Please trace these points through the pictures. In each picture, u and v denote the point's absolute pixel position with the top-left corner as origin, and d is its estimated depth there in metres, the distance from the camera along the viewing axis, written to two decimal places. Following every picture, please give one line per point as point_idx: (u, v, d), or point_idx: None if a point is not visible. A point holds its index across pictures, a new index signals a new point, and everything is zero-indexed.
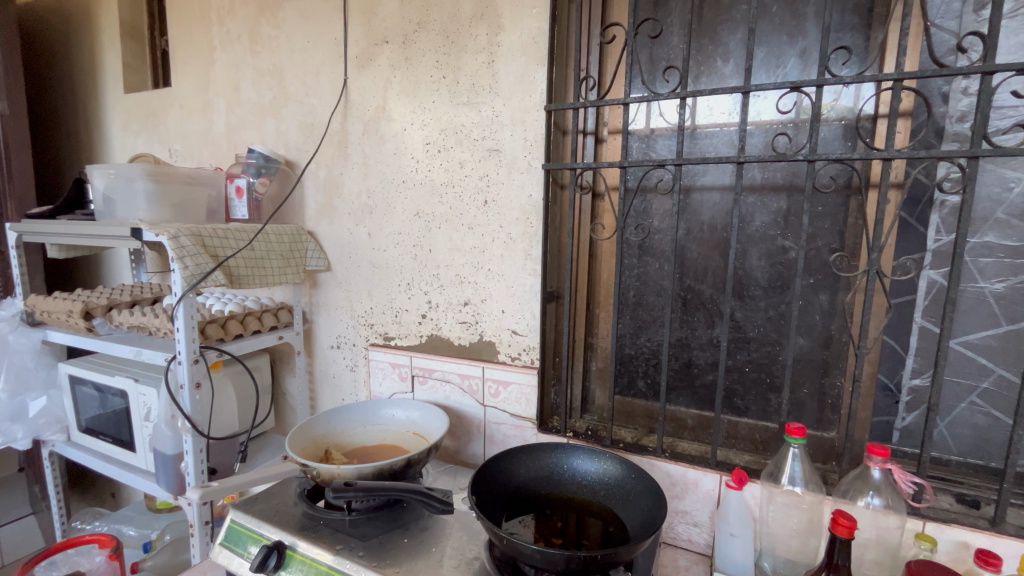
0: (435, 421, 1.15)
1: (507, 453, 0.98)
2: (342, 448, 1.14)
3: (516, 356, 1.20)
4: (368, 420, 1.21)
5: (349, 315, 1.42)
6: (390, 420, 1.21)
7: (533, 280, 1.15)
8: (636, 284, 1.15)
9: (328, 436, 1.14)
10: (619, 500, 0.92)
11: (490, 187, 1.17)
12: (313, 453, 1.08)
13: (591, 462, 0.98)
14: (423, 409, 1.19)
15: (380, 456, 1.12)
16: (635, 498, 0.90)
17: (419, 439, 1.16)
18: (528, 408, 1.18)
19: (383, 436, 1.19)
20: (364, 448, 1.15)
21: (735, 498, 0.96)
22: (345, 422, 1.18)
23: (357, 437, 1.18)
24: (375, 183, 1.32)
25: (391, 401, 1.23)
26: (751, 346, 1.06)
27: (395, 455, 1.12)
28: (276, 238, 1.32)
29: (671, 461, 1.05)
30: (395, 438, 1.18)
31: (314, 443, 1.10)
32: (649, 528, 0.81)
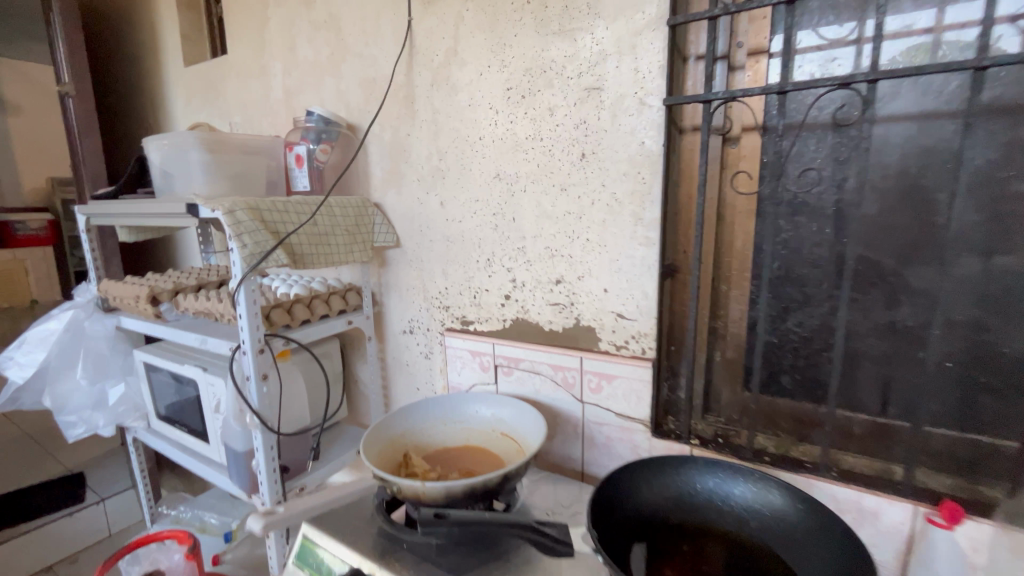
0: (531, 424, 0.96)
1: (630, 467, 0.78)
2: (424, 449, 1.00)
3: (622, 345, 0.99)
4: (453, 416, 1.05)
5: (422, 297, 1.27)
6: (477, 418, 1.04)
7: (645, 251, 0.92)
8: (782, 253, 0.89)
9: (410, 435, 1.00)
10: (783, 539, 0.70)
11: (589, 138, 0.95)
12: (392, 457, 0.95)
13: (737, 484, 0.76)
14: (516, 407, 1.00)
15: (468, 463, 0.96)
16: (808, 538, 0.67)
17: (512, 444, 0.98)
18: (638, 408, 0.97)
19: (471, 436, 1.03)
20: (449, 450, 1.00)
21: (942, 539, 0.71)
22: (427, 419, 1.03)
23: (441, 436, 1.03)
24: (447, 143, 1.13)
25: (477, 396, 1.06)
26: (957, 333, 0.78)
27: (485, 462, 0.96)
28: (341, 211, 1.18)
29: (839, 482, 0.81)
30: (484, 440, 1.01)
31: (392, 446, 0.96)
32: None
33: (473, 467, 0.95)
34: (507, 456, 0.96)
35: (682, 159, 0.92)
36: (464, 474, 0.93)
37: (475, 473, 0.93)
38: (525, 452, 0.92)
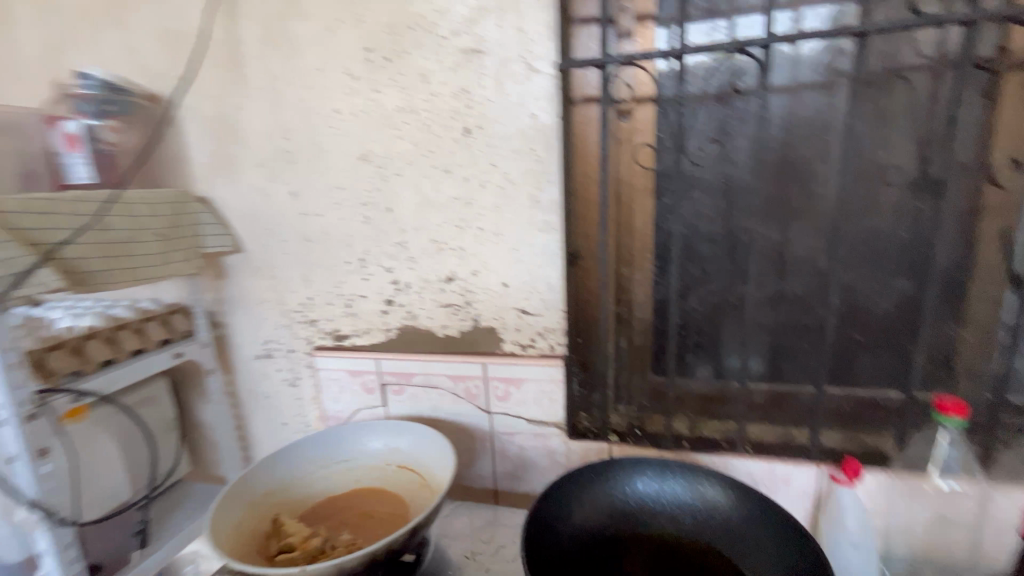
0: (435, 451, 0.80)
1: (563, 484, 0.69)
2: (301, 505, 0.79)
3: (528, 343, 0.88)
4: (335, 454, 0.85)
5: (277, 311, 1.02)
6: (367, 451, 0.85)
7: (546, 238, 0.83)
8: (680, 231, 0.86)
9: (286, 489, 0.79)
10: (722, 535, 0.66)
11: (473, 110, 0.81)
12: (256, 528, 0.72)
13: (670, 482, 0.71)
14: (413, 432, 0.84)
15: (361, 512, 0.78)
16: (749, 532, 0.65)
17: (414, 477, 0.81)
18: (551, 411, 0.88)
19: (362, 476, 0.84)
20: (340, 499, 0.81)
21: (848, 496, 0.73)
22: (301, 464, 0.82)
23: (323, 482, 0.82)
24: (293, 118, 0.90)
25: (370, 427, 0.86)
26: (837, 298, 0.82)
27: (383, 507, 0.79)
28: (149, 209, 0.88)
29: (753, 456, 0.81)
30: (379, 478, 0.83)
31: (256, 511, 0.74)
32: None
33: (369, 517, 0.77)
34: (410, 493, 0.80)
35: (576, 134, 0.84)
36: (358, 529, 0.75)
37: (373, 525, 0.76)
38: (432, 487, 0.77)
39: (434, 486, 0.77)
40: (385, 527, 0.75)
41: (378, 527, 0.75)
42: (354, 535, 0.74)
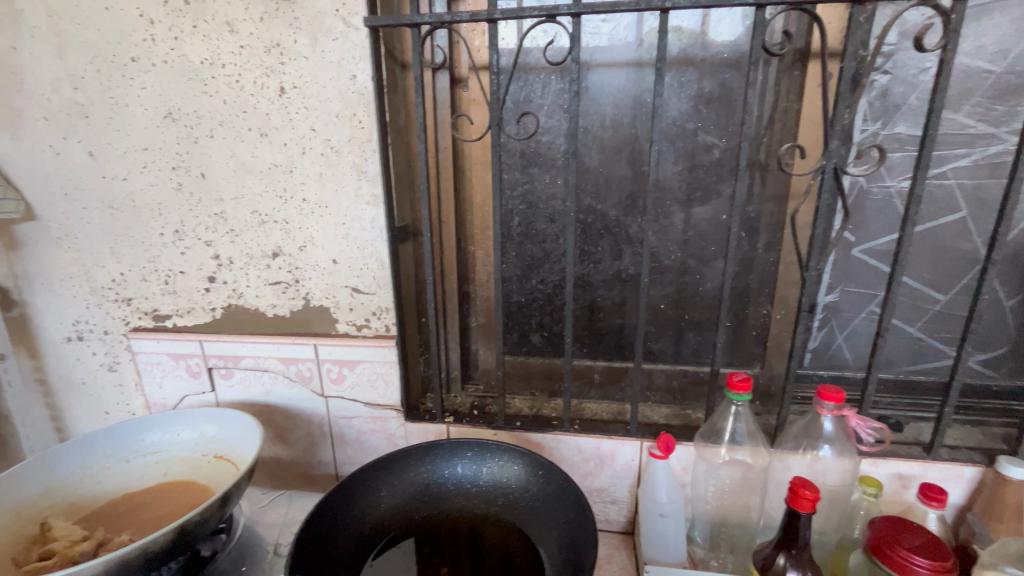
0: (246, 441, 0.73)
1: (363, 471, 0.65)
2: (90, 503, 0.71)
3: (363, 324, 0.83)
4: (140, 445, 0.76)
5: (86, 289, 0.90)
6: (178, 442, 0.77)
7: (374, 211, 0.77)
8: (521, 207, 0.84)
9: (63, 489, 0.70)
10: (530, 517, 0.66)
11: (287, 67, 0.73)
12: (17, 533, 0.64)
13: (487, 465, 0.69)
14: (227, 420, 0.76)
15: (159, 509, 0.71)
16: (552, 513, 0.64)
17: (227, 470, 0.74)
18: (387, 394, 0.84)
19: (171, 468, 0.76)
20: (132, 494, 0.73)
21: (660, 469, 0.75)
22: (94, 457, 0.73)
23: (122, 476, 0.74)
24: (82, 65, 0.78)
25: (173, 417, 0.77)
26: (667, 277, 0.84)
27: (184, 503, 0.71)
28: None
29: (581, 433, 0.81)
30: (191, 470, 0.75)
31: (21, 515, 0.65)
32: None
33: (165, 515, 0.70)
34: (219, 487, 0.73)
35: (408, 101, 0.79)
36: (147, 529, 0.68)
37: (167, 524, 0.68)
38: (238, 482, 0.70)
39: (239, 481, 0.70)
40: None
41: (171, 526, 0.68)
42: (138, 536, 0.66)
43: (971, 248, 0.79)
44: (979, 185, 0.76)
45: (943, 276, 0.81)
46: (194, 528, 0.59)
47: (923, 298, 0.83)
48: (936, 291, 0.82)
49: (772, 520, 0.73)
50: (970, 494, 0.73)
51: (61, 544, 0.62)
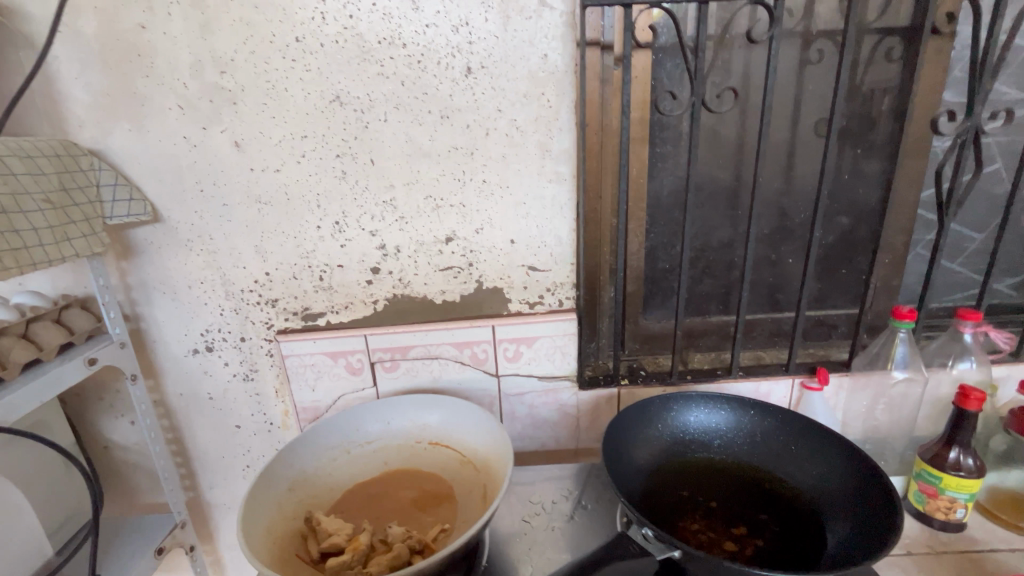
0: (471, 422, 0.74)
1: (618, 421, 0.70)
2: (324, 505, 0.69)
3: (536, 301, 0.86)
4: (351, 440, 0.75)
5: (221, 294, 0.83)
6: (386, 435, 0.77)
7: (556, 188, 0.80)
8: (670, 179, 0.90)
9: (302, 485, 0.69)
10: (771, 450, 0.71)
11: (475, 46, 0.72)
12: (288, 528, 0.64)
13: (717, 409, 0.74)
14: (440, 404, 0.76)
15: (398, 499, 0.70)
16: (793, 444, 0.70)
17: (449, 455, 0.75)
18: (562, 365, 0.88)
19: (386, 461, 0.75)
20: (361, 484, 0.73)
21: (820, 400, 0.87)
22: (312, 460, 0.71)
23: (341, 474, 0.73)
24: (232, 46, 0.71)
25: (381, 405, 0.77)
26: (792, 235, 0.95)
27: (422, 491, 0.71)
28: (36, 161, 0.66)
29: (741, 379, 0.91)
30: (408, 460, 0.75)
31: (283, 510, 0.65)
32: (844, 479, 0.64)
33: (410, 503, 0.69)
34: (449, 470, 0.74)
35: None
36: (403, 517, 0.67)
37: (419, 509, 0.68)
38: (480, 464, 0.72)
39: (483, 461, 0.71)
40: (435, 510, 0.68)
41: (426, 512, 0.68)
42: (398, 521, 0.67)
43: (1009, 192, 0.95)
44: None
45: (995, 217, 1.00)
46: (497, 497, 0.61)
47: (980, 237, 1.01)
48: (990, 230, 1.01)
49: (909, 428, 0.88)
50: None
51: (341, 540, 0.61)
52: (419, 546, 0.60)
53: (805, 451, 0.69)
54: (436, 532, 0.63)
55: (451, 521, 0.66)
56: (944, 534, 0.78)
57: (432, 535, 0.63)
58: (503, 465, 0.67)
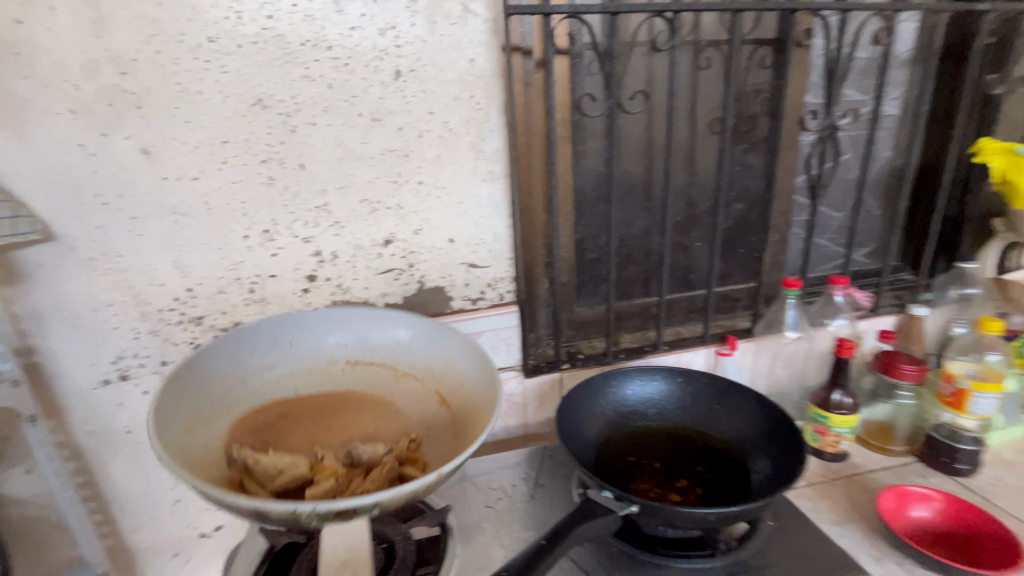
0: (431, 342, 0.73)
1: (567, 401, 0.75)
2: (246, 423, 0.66)
3: (479, 297, 0.89)
4: (278, 346, 0.72)
5: (135, 315, 0.75)
6: (310, 356, 0.73)
7: (491, 187, 0.83)
8: (593, 174, 0.97)
9: (204, 402, 0.64)
10: (700, 409, 0.80)
11: (403, 50, 0.73)
12: (217, 462, 0.61)
13: (652, 380, 0.82)
14: (399, 323, 0.74)
15: (342, 420, 0.69)
16: (717, 401, 0.80)
17: (385, 371, 0.74)
18: (507, 356, 0.92)
19: (306, 384, 0.72)
20: (292, 401, 0.70)
21: (731, 363, 1.00)
22: (218, 381, 0.66)
23: (268, 392, 0.70)
24: (134, 45, 0.65)
25: (322, 323, 0.74)
26: (699, 221, 1.07)
27: (375, 409, 0.71)
28: None
29: (666, 352, 1.01)
30: (338, 381, 0.73)
31: (191, 446, 0.60)
32: (748, 415, 0.77)
33: (357, 427, 0.68)
34: (405, 391, 0.73)
35: None
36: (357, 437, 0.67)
37: (372, 430, 0.68)
38: (423, 375, 0.73)
39: (427, 371, 0.73)
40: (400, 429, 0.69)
41: (378, 429, 0.68)
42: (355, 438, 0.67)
43: (857, 177, 1.15)
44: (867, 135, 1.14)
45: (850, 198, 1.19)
46: (475, 421, 0.63)
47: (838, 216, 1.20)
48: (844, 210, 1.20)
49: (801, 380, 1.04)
50: None
51: (306, 477, 0.61)
52: (402, 459, 0.63)
53: (728, 405, 0.79)
54: (404, 442, 0.65)
55: (415, 430, 0.69)
56: (834, 464, 0.93)
57: (403, 445, 0.65)
58: (462, 379, 0.70)
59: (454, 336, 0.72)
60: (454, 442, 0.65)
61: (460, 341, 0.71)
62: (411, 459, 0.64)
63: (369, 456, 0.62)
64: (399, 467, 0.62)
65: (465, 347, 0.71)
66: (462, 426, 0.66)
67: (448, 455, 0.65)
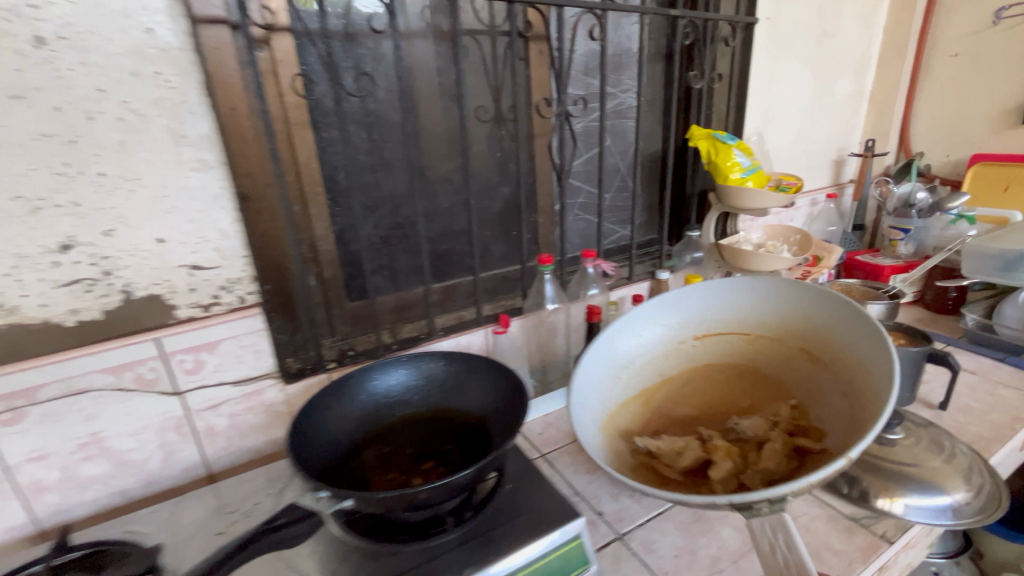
0: (727, 297, 0.88)
1: (307, 406, 0.70)
2: (628, 431, 0.78)
3: (212, 302, 0.79)
4: (614, 364, 0.83)
5: None
6: (630, 355, 0.85)
7: (205, 177, 0.74)
8: (346, 161, 0.92)
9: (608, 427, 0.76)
10: (455, 388, 0.82)
11: (43, 10, 0.60)
12: (624, 464, 0.70)
13: (406, 368, 0.81)
14: (737, 290, 0.88)
15: (703, 398, 0.86)
16: (470, 377, 0.81)
17: (733, 338, 0.89)
18: (258, 363, 0.84)
19: (664, 369, 0.87)
20: (648, 402, 0.84)
21: (506, 339, 1.04)
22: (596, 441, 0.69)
23: (618, 410, 0.80)
24: None
25: (618, 329, 0.84)
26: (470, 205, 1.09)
27: (722, 387, 0.88)
28: None
29: (443, 337, 1.02)
30: (685, 357, 0.89)
31: (626, 465, 0.70)
32: (490, 387, 0.79)
33: (724, 396, 0.87)
34: (723, 350, 0.89)
35: None
36: (729, 407, 0.84)
37: (726, 395, 0.87)
38: (770, 331, 0.86)
39: (787, 331, 0.84)
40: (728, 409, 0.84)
41: (721, 399, 0.86)
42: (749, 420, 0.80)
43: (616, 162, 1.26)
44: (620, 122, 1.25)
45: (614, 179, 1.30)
46: (867, 373, 0.69)
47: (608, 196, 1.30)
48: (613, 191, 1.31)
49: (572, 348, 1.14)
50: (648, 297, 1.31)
51: (700, 458, 0.72)
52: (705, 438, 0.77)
53: (480, 379, 0.81)
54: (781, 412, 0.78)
55: (744, 400, 0.85)
56: None
57: (785, 416, 0.77)
58: (824, 329, 0.79)
59: (751, 284, 0.86)
60: (850, 404, 0.71)
61: (771, 300, 0.86)
62: (799, 426, 0.76)
63: (754, 430, 0.75)
64: (789, 441, 0.72)
65: (826, 299, 0.79)
66: (860, 392, 0.70)
67: (841, 389, 0.74)
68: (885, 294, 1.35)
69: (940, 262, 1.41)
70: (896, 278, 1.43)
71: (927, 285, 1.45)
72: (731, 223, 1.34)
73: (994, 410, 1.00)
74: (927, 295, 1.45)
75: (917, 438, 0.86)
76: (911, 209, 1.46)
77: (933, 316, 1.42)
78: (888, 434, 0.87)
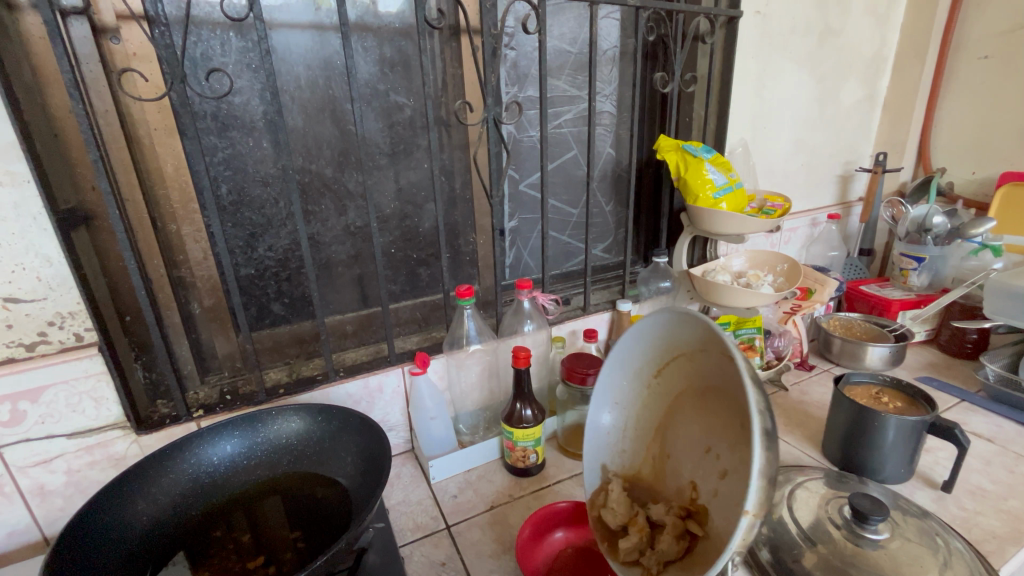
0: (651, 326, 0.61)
1: (126, 479, 0.64)
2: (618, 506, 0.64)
3: (38, 340, 0.66)
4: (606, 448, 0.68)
5: None
6: (613, 427, 0.67)
7: (16, 194, 0.61)
8: (228, 173, 0.78)
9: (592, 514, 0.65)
10: (320, 456, 0.75)
11: None
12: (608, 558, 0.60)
13: (264, 434, 0.75)
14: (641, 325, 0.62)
15: (685, 438, 0.58)
16: (338, 443, 0.74)
17: (676, 360, 0.59)
18: (101, 413, 0.71)
19: (652, 418, 0.64)
20: (652, 461, 0.63)
21: (424, 382, 0.88)
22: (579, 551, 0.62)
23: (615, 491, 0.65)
24: None
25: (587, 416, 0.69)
26: (391, 224, 0.95)
27: (694, 424, 0.57)
28: None
29: (348, 378, 0.88)
30: (659, 400, 0.63)
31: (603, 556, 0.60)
32: (358, 458, 0.72)
33: (700, 441, 0.56)
34: (689, 376, 0.58)
35: (28, 49, 0.61)
36: (703, 458, 0.55)
37: (709, 433, 0.54)
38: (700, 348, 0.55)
39: (703, 345, 0.54)
40: (711, 453, 0.54)
41: (705, 441, 0.55)
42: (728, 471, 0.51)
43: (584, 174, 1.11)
44: (580, 131, 1.09)
45: (573, 195, 1.14)
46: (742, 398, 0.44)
47: (564, 214, 1.14)
48: (574, 208, 1.14)
49: (506, 391, 0.98)
50: (608, 330, 1.14)
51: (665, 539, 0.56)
52: (685, 511, 0.56)
53: (348, 445, 0.74)
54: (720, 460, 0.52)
55: (704, 443, 0.55)
56: (525, 480, 0.88)
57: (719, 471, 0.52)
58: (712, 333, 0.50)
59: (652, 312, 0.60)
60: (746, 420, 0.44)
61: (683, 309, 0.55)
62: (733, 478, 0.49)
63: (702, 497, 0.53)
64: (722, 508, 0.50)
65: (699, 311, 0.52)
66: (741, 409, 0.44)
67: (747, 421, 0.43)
68: (893, 335, 1.16)
69: (958, 298, 1.21)
70: (906, 315, 1.23)
71: (942, 324, 1.25)
72: (710, 247, 1.21)
73: (1011, 497, 0.81)
74: (943, 336, 1.24)
75: (913, 540, 0.68)
76: (925, 235, 1.26)
77: (949, 361, 1.21)
78: (868, 534, 0.67)
